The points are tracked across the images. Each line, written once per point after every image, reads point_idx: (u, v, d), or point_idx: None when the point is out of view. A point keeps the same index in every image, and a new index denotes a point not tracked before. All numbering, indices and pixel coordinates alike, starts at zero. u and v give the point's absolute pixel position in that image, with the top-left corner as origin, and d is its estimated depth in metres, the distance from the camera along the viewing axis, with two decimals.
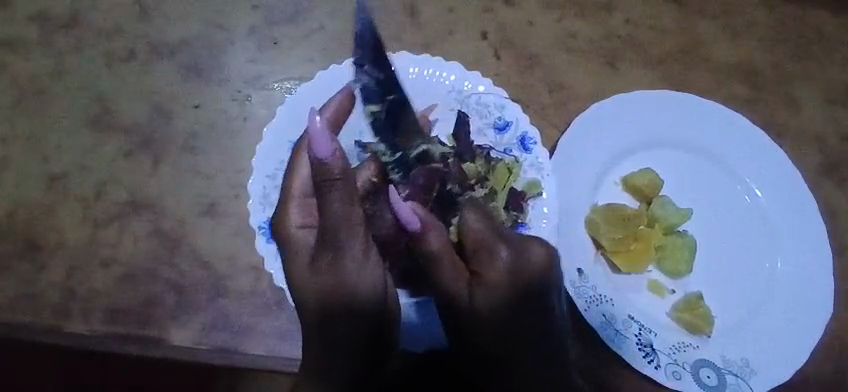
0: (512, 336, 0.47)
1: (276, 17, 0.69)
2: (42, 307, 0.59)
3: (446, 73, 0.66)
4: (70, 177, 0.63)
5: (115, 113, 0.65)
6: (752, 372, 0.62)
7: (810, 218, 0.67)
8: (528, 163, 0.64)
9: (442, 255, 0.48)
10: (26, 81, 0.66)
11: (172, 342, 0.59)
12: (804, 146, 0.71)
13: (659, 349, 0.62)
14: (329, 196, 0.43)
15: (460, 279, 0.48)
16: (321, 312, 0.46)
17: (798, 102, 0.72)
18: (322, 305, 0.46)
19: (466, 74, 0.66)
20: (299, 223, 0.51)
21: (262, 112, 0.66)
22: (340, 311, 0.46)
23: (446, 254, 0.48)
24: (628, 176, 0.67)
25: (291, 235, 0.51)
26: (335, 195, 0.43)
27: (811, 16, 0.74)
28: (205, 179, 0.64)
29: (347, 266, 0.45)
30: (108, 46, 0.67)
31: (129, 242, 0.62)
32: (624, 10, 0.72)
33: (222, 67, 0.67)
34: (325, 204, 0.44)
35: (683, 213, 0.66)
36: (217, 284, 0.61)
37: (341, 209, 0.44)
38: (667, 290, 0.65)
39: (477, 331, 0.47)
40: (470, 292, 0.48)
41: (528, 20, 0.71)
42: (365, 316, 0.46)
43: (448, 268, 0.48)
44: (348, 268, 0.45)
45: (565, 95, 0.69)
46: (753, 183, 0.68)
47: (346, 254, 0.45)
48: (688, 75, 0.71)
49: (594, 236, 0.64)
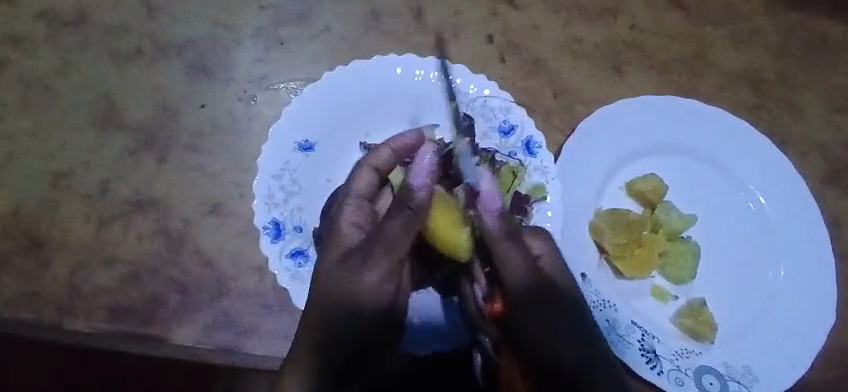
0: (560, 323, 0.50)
1: (282, 17, 0.69)
2: (44, 305, 0.59)
3: (451, 73, 0.66)
4: (75, 175, 0.63)
5: (120, 110, 0.65)
6: (754, 378, 0.62)
7: (814, 225, 0.67)
8: (533, 167, 0.64)
9: (508, 255, 0.50)
10: (30, 77, 0.66)
11: (176, 341, 0.59)
12: (808, 154, 0.71)
13: (662, 355, 0.62)
14: (395, 218, 0.50)
15: (531, 283, 0.50)
16: (341, 295, 0.50)
17: (802, 109, 0.72)
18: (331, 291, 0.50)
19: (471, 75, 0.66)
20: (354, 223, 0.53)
21: (267, 112, 0.66)
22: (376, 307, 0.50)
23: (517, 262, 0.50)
24: (632, 181, 0.67)
25: (348, 234, 0.52)
26: (395, 218, 0.50)
27: (815, 24, 0.74)
28: (210, 179, 0.64)
29: (358, 265, 0.50)
30: (114, 45, 0.67)
31: (133, 240, 0.62)
32: (629, 15, 0.72)
33: (227, 66, 0.67)
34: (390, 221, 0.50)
35: (687, 219, 0.66)
36: (221, 284, 0.61)
37: (407, 216, 0.50)
38: (670, 296, 0.65)
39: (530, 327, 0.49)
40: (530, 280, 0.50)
41: (534, 24, 0.71)
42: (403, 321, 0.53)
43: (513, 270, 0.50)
44: (362, 265, 0.50)
45: (570, 99, 0.69)
46: (758, 191, 0.68)
47: (356, 257, 0.50)
48: (693, 81, 0.71)
49: (598, 240, 0.64)
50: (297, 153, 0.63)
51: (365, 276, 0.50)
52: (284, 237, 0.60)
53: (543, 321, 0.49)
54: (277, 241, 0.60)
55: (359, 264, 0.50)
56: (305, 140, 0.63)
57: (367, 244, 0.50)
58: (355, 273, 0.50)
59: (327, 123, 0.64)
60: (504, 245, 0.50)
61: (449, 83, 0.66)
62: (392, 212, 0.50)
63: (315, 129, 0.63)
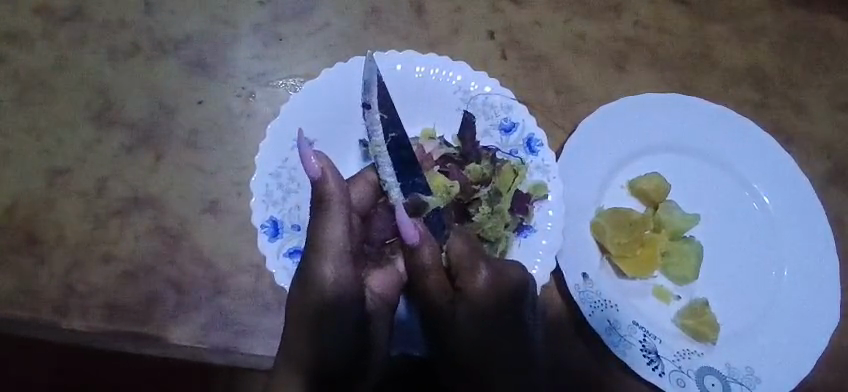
0: (505, 324, 0.54)
1: (281, 13, 0.68)
2: (39, 304, 0.59)
3: (374, 108, 0.63)
4: (71, 172, 0.62)
5: (117, 107, 0.65)
6: (756, 379, 0.62)
7: (818, 227, 0.67)
8: (534, 166, 0.63)
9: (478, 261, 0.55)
10: (26, 73, 0.65)
11: (172, 340, 0.59)
12: (812, 152, 0.71)
13: (663, 356, 0.61)
14: (326, 221, 0.53)
15: (444, 296, 0.56)
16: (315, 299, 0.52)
17: (807, 107, 0.71)
18: (301, 295, 0.53)
19: (392, 111, 0.63)
20: (337, 243, 0.53)
21: (265, 110, 0.65)
22: (344, 292, 0.53)
23: (436, 268, 0.56)
24: (634, 180, 0.66)
25: (321, 252, 0.53)
26: (326, 214, 0.54)
27: (820, 21, 0.73)
28: (208, 177, 0.63)
29: (313, 270, 0.53)
30: (110, 40, 0.66)
31: (130, 238, 0.61)
32: (633, 11, 0.71)
33: (225, 62, 0.66)
34: (322, 223, 0.53)
35: (689, 219, 0.66)
36: (218, 282, 0.60)
37: (339, 223, 0.53)
38: (672, 296, 0.64)
39: (468, 328, 0.54)
40: (493, 280, 0.54)
41: (535, 21, 0.70)
42: (387, 316, 0.56)
43: (434, 280, 0.56)
44: (320, 258, 0.53)
45: (572, 97, 0.69)
46: (762, 191, 0.68)
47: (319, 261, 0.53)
48: (697, 79, 0.71)
49: (599, 239, 0.63)
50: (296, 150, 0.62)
51: (325, 267, 0.52)
52: (282, 235, 0.60)
53: (492, 328, 0.54)
54: (275, 239, 0.59)
55: (317, 256, 0.53)
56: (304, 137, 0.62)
57: (322, 239, 0.53)
58: (315, 274, 0.52)
59: (326, 120, 0.63)
60: (474, 261, 0.55)
61: (378, 118, 0.62)
62: (326, 209, 0.54)
63: (315, 126, 0.62)
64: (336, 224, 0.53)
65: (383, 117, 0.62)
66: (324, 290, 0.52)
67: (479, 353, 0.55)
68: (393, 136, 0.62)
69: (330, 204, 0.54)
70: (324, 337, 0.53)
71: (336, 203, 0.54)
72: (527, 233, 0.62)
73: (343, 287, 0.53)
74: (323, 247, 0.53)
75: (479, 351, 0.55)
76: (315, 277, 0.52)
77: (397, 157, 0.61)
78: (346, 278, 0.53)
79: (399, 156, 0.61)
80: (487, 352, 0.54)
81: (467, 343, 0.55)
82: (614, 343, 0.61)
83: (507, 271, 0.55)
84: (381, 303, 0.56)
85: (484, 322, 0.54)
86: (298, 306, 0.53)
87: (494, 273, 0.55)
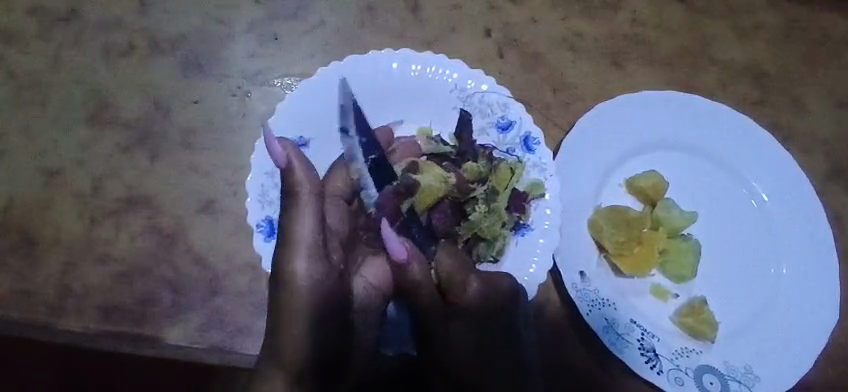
0: (501, 334, 0.56)
1: (277, 12, 0.68)
2: (34, 304, 0.59)
3: (352, 132, 0.63)
4: (66, 173, 0.62)
5: (113, 107, 0.64)
6: (756, 378, 0.61)
7: (818, 224, 0.66)
8: (531, 164, 0.63)
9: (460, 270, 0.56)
10: (21, 73, 0.65)
11: (168, 340, 0.59)
12: (811, 150, 0.70)
13: (661, 354, 0.61)
14: (301, 213, 0.54)
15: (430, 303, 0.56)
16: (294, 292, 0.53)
17: (805, 104, 0.71)
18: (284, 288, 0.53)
19: (370, 132, 0.63)
20: (309, 233, 0.54)
21: (261, 109, 0.65)
22: (319, 283, 0.53)
23: (427, 282, 0.55)
24: (632, 178, 0.66)
25: (294, 244, 0.53)
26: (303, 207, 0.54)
27: (819, 18, 0.73)
28: (203, 177, 0.63)
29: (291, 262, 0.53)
30: (106, 40, 0.66)
31: (125, 238, 0.61)
32: (631, 8, 0.71)
33: (221, 62, 0.66)
34: (298, 215, 0.54)
35: (687, 217, 0.65)
36: (214, 282, 0.60)
37: (312, 215, 0.54)
38: (670, 295, 0.64)
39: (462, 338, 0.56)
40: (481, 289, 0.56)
41: (533, 19, 0.70)
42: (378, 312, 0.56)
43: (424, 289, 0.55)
44: (295, 249, 0.53)
45: (570, 95, 0.68)
46: (760, 188, 0.67)
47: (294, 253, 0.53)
48: (695, 76, 0.70)
49: (597, 237, 0.63)
50: None
51: (300, 259, 0.53)
52: None
53: (486, 339, 0.56)
54: (271, 239, 0.59)
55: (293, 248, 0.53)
56: (300, 138, 0.62)
57: (297, 230, 0.54)
58: (290, 267, 0.53)
59: (322, 119, 0.63)
60: (461, 272, 0.56)
61: (357, 141, 0.62)
62: (301, 202, 0.54)
63: (312, 124, 0.62)
64: (310, 216, 0.54)
65: (363, 140, 0.62)
66: (300, 282, 0.53)
67: (474, 364, 0.55)
68: (374, 157, 0.61)
69: (302, 196, 0.54)
70: (310, 328, 0.53)
71: (307, 193, 0.55)
72: (524, 232, 0.61)
73: (317, 279, 0.53)
74: (297, 239, 0.54)
75: (472, 362, 0.55)
76: (287, 271, 0.53)
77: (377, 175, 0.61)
78: (321, 271, 0.54)
79: (380, 175, 0.61)
80: (483, 361, 0.56)
81: (461, 353, 0.55)
82: (612, 342, 0.60)
83: (492, 279, 0.56)
84: (373, 294, 0.55)
85: (478, 330, 0.56)
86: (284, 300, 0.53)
87: (481, 283, 0.56)
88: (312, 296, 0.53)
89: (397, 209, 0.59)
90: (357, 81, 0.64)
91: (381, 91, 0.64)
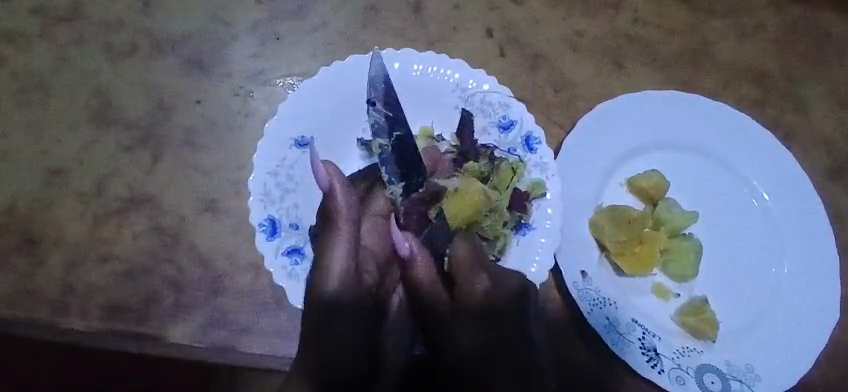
0: (507, 332, 0.51)
1: (279, 12, 0.68)
2: (38, 304, 0.59)
3: (379, 105, 0.62)
4: (69, 172, 0.62)
5: (115, 107, 0.65)
6: (758, 377, 0.62)
7: (818, 222, 0.67)
8: (532, 163, 0.63)
9: (465, 266, 0.54)
10: (23, 73, 0.65)
11: (171, 339, 0.59)
12: (812, 149, 0.70)
13: (663, 353, 0.61)
14: (331, 236, 0.54)
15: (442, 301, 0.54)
16: (322, 312, 0.51)
17: (806, 104, 0.71)
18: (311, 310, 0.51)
19: (397, 108, 0.63)
20: (341, 258, 0.53)
21: (263, 109, 0.65)
22: (346, 305, 0.51)
23: (430, 277, 0.55)
24: (634, 177, 0.66)
25: (327, 268, 0.52)
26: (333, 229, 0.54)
27: (820, 17, 0.73)
28: (206, 176, 0.63)
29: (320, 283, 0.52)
30: (109, 40, 0.66)
31: (128, 237, 0.61)
32: (632, 8, 0.71)
33: (223, 62, 0.66)
34: (329, 239, 0.54)
35: (687, 216, 0.65)
36: (216, 282, 0.60)
37: (344, 238, 0.53)
38: (671, 294, 0.64)
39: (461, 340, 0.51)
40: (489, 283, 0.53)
41: (533, 18, 0.70)
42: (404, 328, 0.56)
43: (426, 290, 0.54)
44: (323, 272, 0.52)
45: (571, 95, 0.68)
46: (761, 188, 0.68)
47: (323, 275, 0.52)
48: (695, 75, 0.70)
49: (598, 237, 0.63)
50: (294, 150, 0.62)
51: (327, 280, 0.52)
52: (280, 234, 0.60)
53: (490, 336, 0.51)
54: (273, 239, 0.59)
55: (321, 271, 0.52)
56: (302, 137, 0.62)
57: (330, 253, 0.53)
58: (319, 289, 0.52)
59: (323, 119, 0.63)
60: (470, 272, 0.54)
61: (382, 116, 0.62)
62: (333, 225, 0.54)
63: (314, 124, 0.62)
64: (345, 239, 0.53)
65: (387, 116, 0.62)
66: (327, 302, 0.51)
67: (477, 364, 0.51)
68: (398, 134, 0.62)
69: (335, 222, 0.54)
70: (333, 349, 0.50)
71: (340, 218, 0.54)
72: (525, 231, 0.62)
73: (345, 299, 0.51)
74: (328, 262, 0.53)
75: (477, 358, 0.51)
76: (316, 294, 0.52)
77: (397, 156, 0.61)
78: (350, 291, 0.52)
79: (401, 156, 0.61)
80: (488, 362, 0.50)
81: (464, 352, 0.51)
82: (614, 341, 0.60)
83: (503, 278, 0.53)
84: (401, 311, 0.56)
85: (482, 327, 0.51)
86: (309, 321, 0.51)
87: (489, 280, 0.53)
88: (339, 312, 0.51)
89: (425, 217, 0.59)
90: (359, 80, 0.64)
91: (379, 93, 0.63)
